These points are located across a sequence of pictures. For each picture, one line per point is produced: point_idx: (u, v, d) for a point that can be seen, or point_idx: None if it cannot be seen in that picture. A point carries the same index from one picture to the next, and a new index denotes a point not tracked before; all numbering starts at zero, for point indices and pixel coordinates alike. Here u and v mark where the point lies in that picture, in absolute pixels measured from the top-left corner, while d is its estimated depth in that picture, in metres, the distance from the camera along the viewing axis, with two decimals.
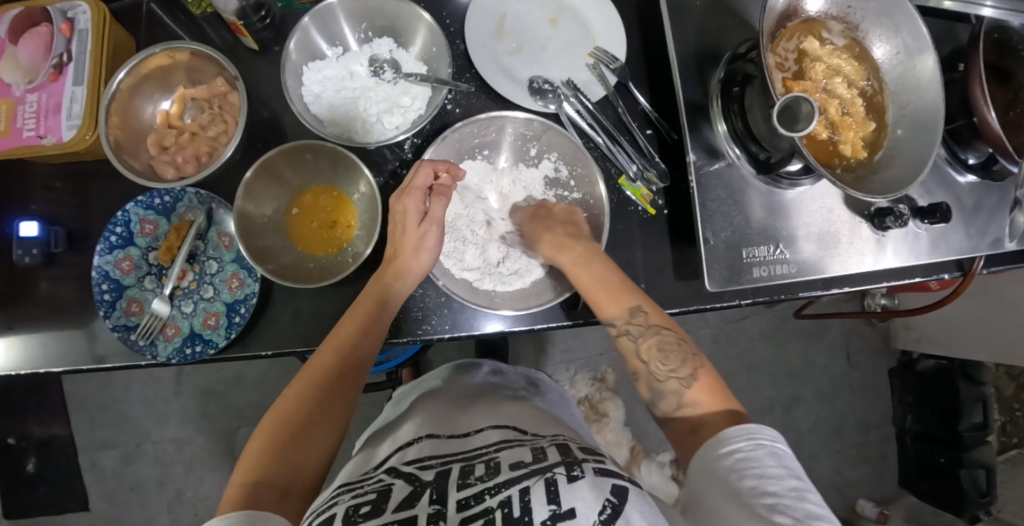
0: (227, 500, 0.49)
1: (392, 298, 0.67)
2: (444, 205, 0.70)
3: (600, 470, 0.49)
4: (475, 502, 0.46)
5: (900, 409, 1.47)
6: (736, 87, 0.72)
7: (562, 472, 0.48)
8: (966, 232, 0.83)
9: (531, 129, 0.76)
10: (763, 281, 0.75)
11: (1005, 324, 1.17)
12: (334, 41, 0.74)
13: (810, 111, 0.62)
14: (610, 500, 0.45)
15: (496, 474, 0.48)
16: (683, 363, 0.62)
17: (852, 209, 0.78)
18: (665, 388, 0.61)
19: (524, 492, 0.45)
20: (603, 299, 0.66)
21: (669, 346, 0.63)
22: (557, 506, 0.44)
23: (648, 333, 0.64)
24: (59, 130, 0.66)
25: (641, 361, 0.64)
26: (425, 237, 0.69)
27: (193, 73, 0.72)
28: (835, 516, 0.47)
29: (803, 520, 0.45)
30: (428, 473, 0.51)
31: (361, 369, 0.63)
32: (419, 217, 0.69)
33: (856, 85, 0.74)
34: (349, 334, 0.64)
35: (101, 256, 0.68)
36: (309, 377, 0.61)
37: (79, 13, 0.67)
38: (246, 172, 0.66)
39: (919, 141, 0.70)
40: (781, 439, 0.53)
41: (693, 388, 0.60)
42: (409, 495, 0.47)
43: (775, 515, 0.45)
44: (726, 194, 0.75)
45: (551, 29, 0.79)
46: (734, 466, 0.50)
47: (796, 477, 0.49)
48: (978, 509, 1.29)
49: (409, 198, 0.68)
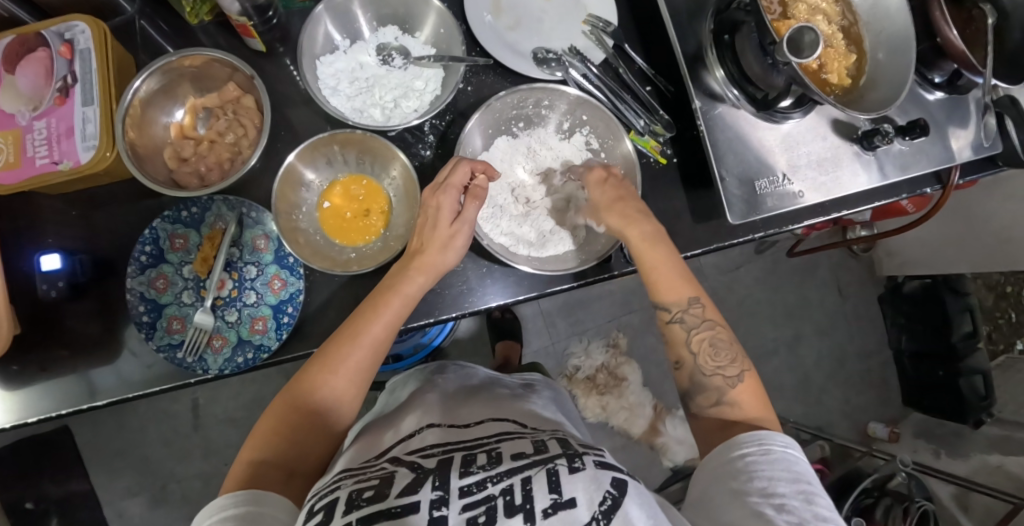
0: (236, 477, 0.52)
1: (411, 291, 0.63)
2: (478, 207, 0.67)
3: (600, 462, 0.50)
4: (477, 490, 0.46)
5: (894, 332, 1.57)
6: (726, 35, 0.77)
7: (563, 463, 0.48)
8: (943, 144, 0.89)
9: (571, 105, 0.78)
10: (777, 210, 0.80)
11: (981, 235, 1.25)
12: (346, 33, 0.75)
13: (813, 39, 0.66)
14: (610, 491, 0.46)
15: (498, 464, 0.50)
16: (733, 362, 0.63)
17: (842, 135, 0.83)
18: (708, 382, 0.63)
19: (526, 481, 0.46)
20: (665, 285, 0.67)
21: (722, 343, 0.64)
22: (558, 495, 0.45)
23: (702, 327, 0.65)
24: (75, 153, 0.64)
25: (690, 352, 0.65)
26: (455, 236, 0.66)
27: (201, 82, 0.71)
28: (840, 518, 0.50)
29: (811, 521, 0.48)
30: (430, 461, 0.52)
31: (376, 360, 0.62)
32: (453, 215, 0.66)
33: (833, 20, 0.80)
34: (371, 325, 0.61)
35: (135, 277, 0.67)
36: (324, 363, 0.59)
37: (76, 33, 0.65)
38: (283, 165, 0.67)
39: (897, 63, 0.75)
40: (793, 444, 0.55)
41: (738, 387, 0.62)
42: (413, 481, 0.48)
43: (781, 516, 0.48)
44: (733, 134, 0.79)
45: (546, 1, 0.81)
46: (744, 466, 0.53)
47: (805, 481, 0.51)
48: (980, 412, 1.36)
49: (445, 195, 0.66)
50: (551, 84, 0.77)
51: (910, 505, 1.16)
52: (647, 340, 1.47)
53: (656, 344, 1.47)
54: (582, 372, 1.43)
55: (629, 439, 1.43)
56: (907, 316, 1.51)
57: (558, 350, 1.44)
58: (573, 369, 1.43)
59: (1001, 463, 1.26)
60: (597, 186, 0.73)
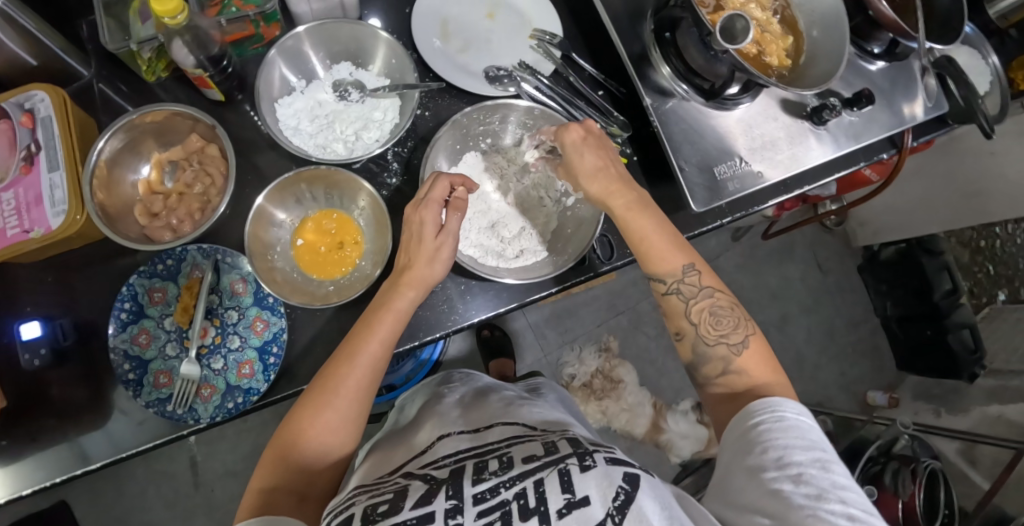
0: (248, 505, 0.52)
1: (401, 307, 0.63)
2: (461, 219, 0.66)
3: (612, 459, 0.50)
4: (491, 495, 0.47)
5: (878, 299, 1.60)
6: (667, 33, 0.79)
7: (574, 462, 0.48)
8: (891, 110, 0.93)
9: (531, 118, 0.80)
10: (740, 192, 0.83)
11: (947, 195, 1.28)
12: (302, 74, 0.77)
13: (744, 25, 0.69)
14: (622, 487, 0.45)
15: (509, 468, 0.50)
16: (735, 328, 0.63)
17: (793, 114, 0.86)
18: (709, 352, 0.63)
19: (538, 483, 0.46)
20: (656, 255, 0.66)
21: (722, 311, 0.64)
22: (571, 495, 0.45)
23: (701, 295, 0.65)
24: (46, 220, 0.65)
25: (690, 321, 0.65)
26: (441, 248, 0.65)
27: (164, 136, 0.72)
28: (857, 485, 0.49)
29: (830, 490, 0.47)
30: (442, 471, 0.53)
31: (378, 377, 0.61)
32: (436, 230, 0.64)
33: (767, 7, 0.84)
34: (369, 344, 0.60)
35: (116, 336, 0.67)
36: (326, 386, 0.58)
37: (37, 102, 0.66)
38: (256, 201, 0.69)
39: (833, 38, 0.78)
40: (804, 412, 0.54)
41: (743, 355, 0.62)
42: (426, 493, 0.48)
43: (799, 487, 0.47)
44: (686, 126, 0.82)
45: (490, 22, 0.84)
46: (758, 437, 0.53)
47: (821, 448, 0.51)
48: (973, 366, 1.40)
49: (427, 210, 0.64)
50: (503, 101, 0.78)
51: (917, 466, 1.15)
52: (638, 340, 1.49)
53: (646, 342, 1.49)
54: (578, 380, 1.43)
55: (634, 440, 1.44)
56: (889, 283, 1.55)
57: (552, 361, 1.45)
58: (569, 378, 1.44)
59: (1000, 412, 1.26)
60: (577, 147, 0.69)
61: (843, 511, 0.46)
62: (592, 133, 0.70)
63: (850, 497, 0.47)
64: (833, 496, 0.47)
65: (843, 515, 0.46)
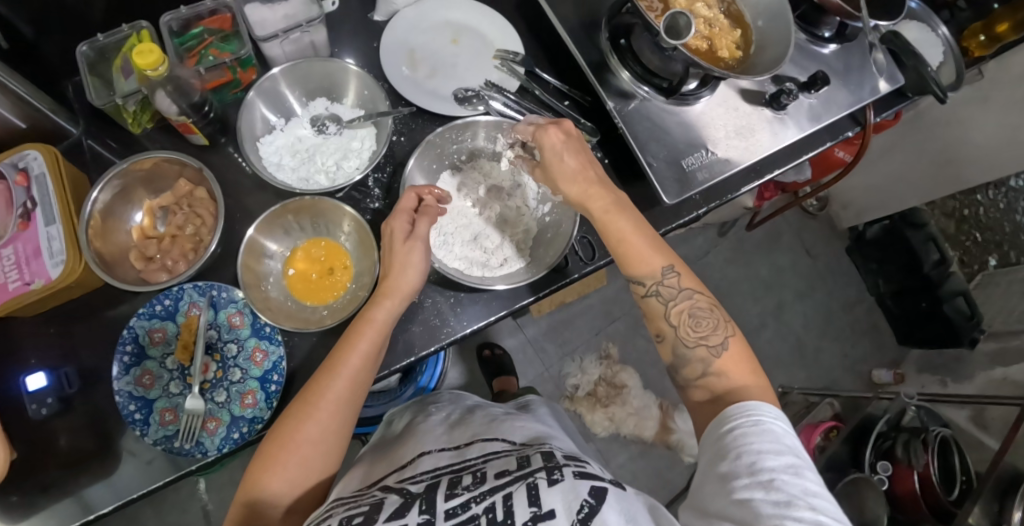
0: None
1: (381, 317, 0.65)
2: (430, 223, 0.70)
3: (579, 473, 0.51)
4: (462, 510, 0.49)
5: (870, 278, 1.61)
6: (622, 40, 0.84)
7: (542, 476, 0.50)
8: (848, 89, 0.95)
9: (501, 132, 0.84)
10: (710, 181, 0.86)
11: (918, 167, 1.32)
12: (281, 113, 0.81)
13: (688, 21, 0.75)
14: (587, 501, 0.47)
15: (482, 484, 0.52)
16: (714, 330, 0.64)
17: (752, 102, 0.90)
18: (691, 355, 0.64)
19: (507, 498, 0.48)
20: (634, 257, 0.67)
21: (701, 312, 0.65)
22: (537, 508, 0.46)
23: (680, 297, 0.66)
24: (46, 270, 0.68)
25: (669, 324, 0.66)
26: (411, 254, 0.68)
27: (154, 183, 0.76)
28: (830, 493, 0.48)
29: (800, 496, 0.47)
30: (418, 486, 0.55)
31: (360, 388, 0.62)
32: (405, 235, 0.68)
33: (714, 6, 0.88)
34: (351, 355, 0.62)
35: (120, 379, 0.69)
36: (309, 398, 0.59)
37: (30, 160, 0.70)
38: (246, 234, 0.72)
39: (778, 26, 0.82)
40: (781, 417, 0.54)
41: (722, 357, 0.62)
42: (401, 505, 0.50)
43: (769, 494, 0.47)
44: (651, 124, 0.86)
45: (455, 48, 0.89)
46: (733, 443, 0.52)
47: (794, 453, 0.50)
48: (972, 331, 1.40)
49: (396, 219, 0.68)
50: (472, 119, 0.82)
51: (927, 436, 1.16)
52: (637, 344, 1.50)
53: (646, 346, 1.50)
54: (582, 390, 1.45)
55: (644, 444, 1.44)
56: (879, 261, 1.57)
57: (554, 374, 1.46)
58: (573, 389, 1.45)
59: (1005, 374, 1.26)
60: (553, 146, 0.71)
61: (811, 517, 0.45)
62: (569, 133, 0.72)
63: (820, 504, 0.47)
64: (802, 502, 0.46)
65: (811, 522, 0.45)
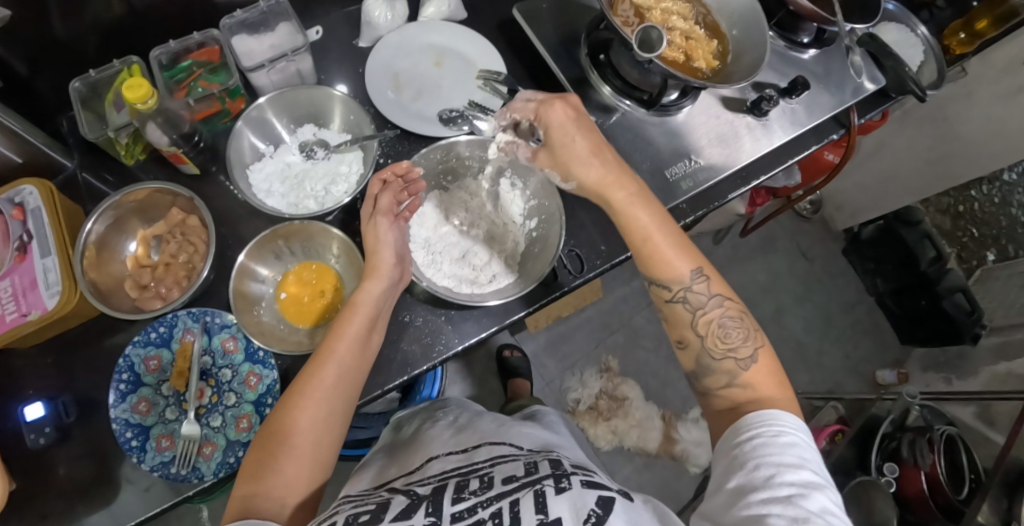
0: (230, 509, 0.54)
1: (364, 301, 0.67)
2: (392, 196, 0.73)
3: (587, 482, 0.52)
4: (469, 514, 0.48)
5: (869, 278, 1.61)
6: (602, 55, 0.87)
7: (550, 484, 0.50)
8: (830, 91, 0.96)
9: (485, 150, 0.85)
10: (696, 190, 0.87)
11: (908, 165, 1.32)
12: (269, 141, 0.83)
13: (660, 35, 0.77)
14: (595, 510, 0.47)
15: (489, 488, 0.52)
16: (745, 341, 0.62)
17: (734, 109, 0.91)
18: (717, 366, 0.62)
19: (513, 503, 0.48)
20: (662, 262, 0.64)
21: (730, 322, 0.63)
22: (544, 515, 0.46)
23: (710, 305, 0.64)
24: (42, 302, 0.69)
25: (696, 333, 0.64)
26: (378, 233, 0.71)
27: (147, 213, 0.78)
28: (846, 515, 0.47)
29: (817, 513, 0.46)
30: (425, 488, 0.55)
31: (348, 373, 0.64)
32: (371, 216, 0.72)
33: (689, 17, 0.90)
34: (334, 340, 0.64)
35: (117, 407, 0.70)
36: (297, 385, 0.61)
37: (26, 195, 0.72)
38: (239, 258, 0.74)
39: (754, 34, 0.84)
40: (803, 432, 0.53)
41: (749, 370, 0.60)
42: (407, 507, 0.51)
43: (786, 509, 0.46)
44: (633, 135, 0.87)
45: (438, 70, 0.91)
46: (751, 453, 0.52)
47: (813, 471, 0.49)
48: (974, 327, 1.39)
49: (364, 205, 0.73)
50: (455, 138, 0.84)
51: (932, 435, 1.14)
52: (637, 355, 1.50)
53: (645, 357, 1.50)
54: (583, 404, 1.44)
55: (649, 456, 1.43)
56: (876, 261, 1.56)
57: (555, 389, 1.46)
58: (574, 403, 1.45)
59: (1009, 369, 1.25)
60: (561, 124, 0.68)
61: None
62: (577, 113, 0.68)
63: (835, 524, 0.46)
64: (818, 520, 0.45)
65: None
